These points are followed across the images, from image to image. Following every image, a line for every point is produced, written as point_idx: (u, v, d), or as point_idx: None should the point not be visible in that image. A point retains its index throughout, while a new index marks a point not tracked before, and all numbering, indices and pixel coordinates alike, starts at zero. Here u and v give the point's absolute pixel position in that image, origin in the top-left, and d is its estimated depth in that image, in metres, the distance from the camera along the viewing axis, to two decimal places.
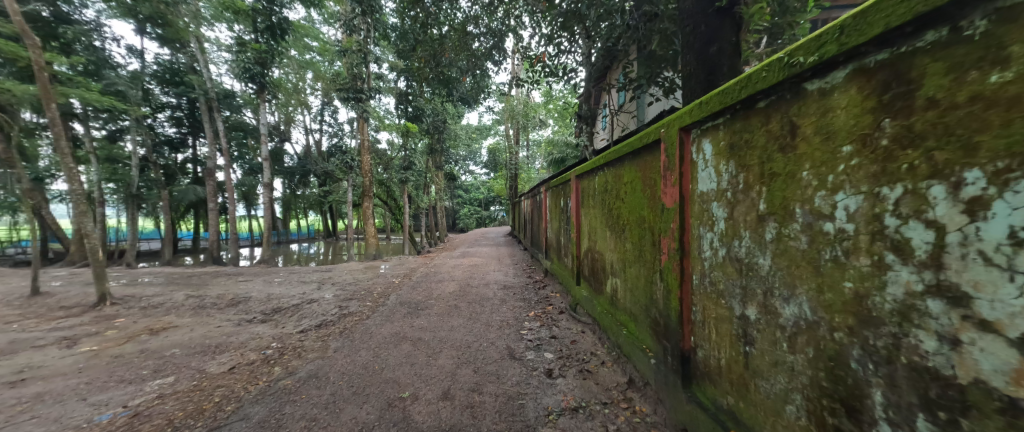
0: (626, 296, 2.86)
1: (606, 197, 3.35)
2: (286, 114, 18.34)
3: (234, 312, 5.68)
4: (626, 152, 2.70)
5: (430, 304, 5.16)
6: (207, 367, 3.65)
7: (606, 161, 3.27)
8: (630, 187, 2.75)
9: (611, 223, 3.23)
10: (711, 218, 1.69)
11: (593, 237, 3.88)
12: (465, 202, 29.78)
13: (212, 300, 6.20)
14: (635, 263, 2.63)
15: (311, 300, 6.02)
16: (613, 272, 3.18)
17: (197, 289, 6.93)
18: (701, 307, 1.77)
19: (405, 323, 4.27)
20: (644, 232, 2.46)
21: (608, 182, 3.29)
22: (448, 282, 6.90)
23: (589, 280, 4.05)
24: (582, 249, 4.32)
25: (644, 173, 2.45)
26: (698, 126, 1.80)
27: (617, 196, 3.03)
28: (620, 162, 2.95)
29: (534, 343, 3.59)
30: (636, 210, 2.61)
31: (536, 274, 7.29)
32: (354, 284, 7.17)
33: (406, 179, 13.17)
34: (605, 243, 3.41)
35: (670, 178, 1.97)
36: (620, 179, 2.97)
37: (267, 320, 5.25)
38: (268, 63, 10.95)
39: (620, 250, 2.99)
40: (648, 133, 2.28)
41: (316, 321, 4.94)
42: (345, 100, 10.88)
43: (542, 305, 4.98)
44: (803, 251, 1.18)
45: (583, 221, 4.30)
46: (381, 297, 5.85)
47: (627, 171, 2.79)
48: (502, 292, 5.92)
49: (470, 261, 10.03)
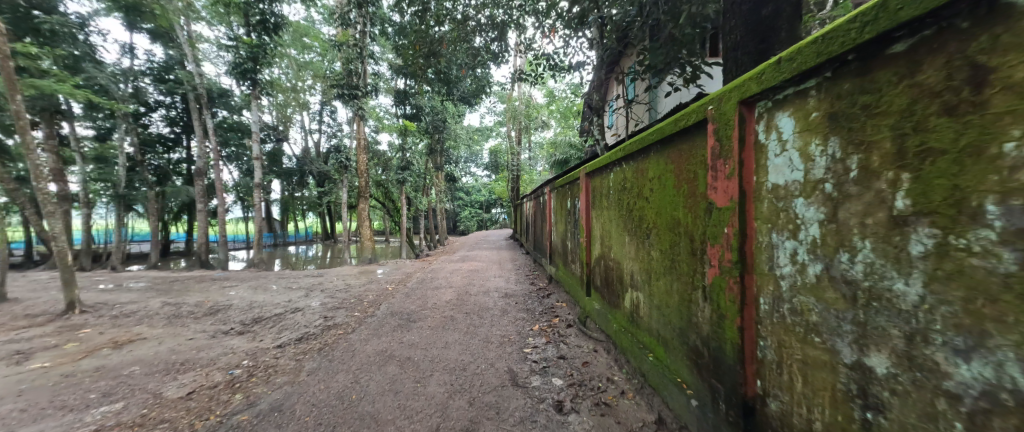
0: (651, 314, 2.39)
1: (625, 196, 2.90)
2: (283, 114, 18.01)
3: (210, 322, 5.21)
4: (654, 141, 2.24)
5: (424, 315, 4.68)
6: (164, 391, 3.18)
7: (624, 155, 2.82)
8: (657, 184, 2.29)
9: (630, 226, 2.79)
10: (793, 222, 1.22)
11: (607, 243, 3.41)
12: (466, 205, 29.34)
13: (189, 309, 5.74)
14: (665, 275, 2.17)
15: (296, 309, 5.55)
16: (633, 284, 2.71)
17: (176, 296, 6.48)
18: (775, 343, 1.30)
19: (393, 338, 3.80)
20: (679, 238, 2.00)
21: (628, 178, 2.83)
22: (446, 289, 6.43)
23: (601, 291, 3.59)
24: (593, 256, 3.87)
25: (680, 166, 1.99)
26: (768, 97, 1.33)
27: (639, 195, 2.58)
28: (643, 154, 2.51)
29: (540, 365, 3.10)
30: (667, 211, 2.14)
31: (540, 281, 6.80)
32: (345, 291, 6.70)
33: (404, 180, 12.73)
34: (622, 250, 2.96)
35: (724, 170, 1.51)
36: (643, 174, 2.52)
37: (245, 332, 4.78)
38: (261, 59, 10.60)
39: (643, 258, 2.53)
40: (689, 114, 1.81)
41: (297, 333, 4.47)
42: (341, 97, 10.44)
43: (547, 317, 4.53)
44: (1007, 279, 0.70)
45: (594, 225, 3.83)
46: (371, 306, 5.37)
47: (653, 165, 2.34)
48: (503, 301, 5.46)
49: (470, 265, 9.57)
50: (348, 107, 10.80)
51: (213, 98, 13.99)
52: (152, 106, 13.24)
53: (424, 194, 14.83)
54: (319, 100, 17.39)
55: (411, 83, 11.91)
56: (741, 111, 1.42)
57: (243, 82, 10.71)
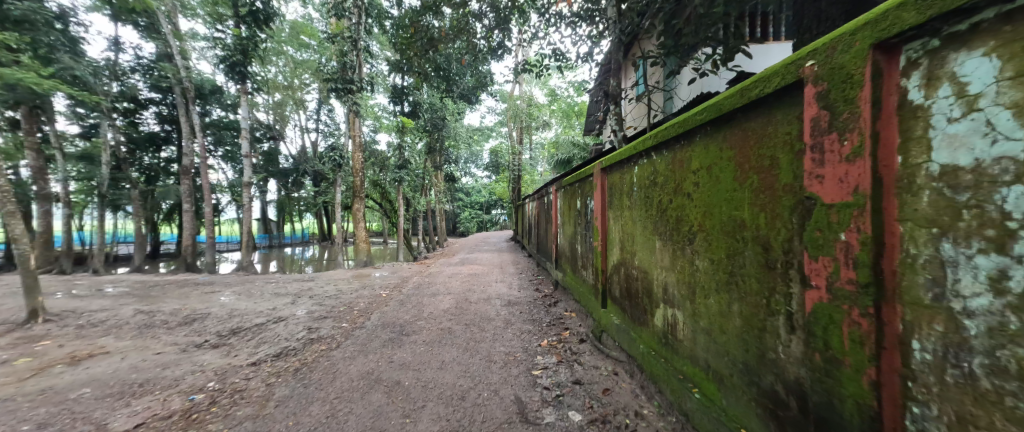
0: (694, 338, 1.94)
1: (654, 193, 2.44)
2: (279, 113, 17.59)
3: (184, 333, 4.73)
4: (703, 122, 1.78)
5: (419, 327, 4.20)
6: (109, 422, 2.70)
7: (655, 144, 2.37)
8: (705, 176, 1.83)
9: (661, 228, 2.34)
10: (998, 224, 0.74)
11: (628, 248, 2.96)
12: (466, 206, 28.84)
13: (163, 318, 5.25)
14: (718, 292, 1.72)
15: (279, 319, 5.05)
16: (667, 299, 2.26)
17: (151, 303, 5.98)
18: (951, 418, 0.83)
19: (382, 357, 3.33)
20: (743, 246, 1.54)
21: (658, 171, 2.39)
22: (444, 296, 5.95)
23: (620, 302, 3.13)
24: (610, 262, 3.40)
25: (745, 152, 1.52)
26: (933, 30, 0.85)
27: (676, 190, 2.13)
28: (682, 140, 2.06)
29: (553, 393, 2.62)
30: (721, 210, 1.69)
31: (545, 288, 6.33)
32: (336, 297, 6.21)
33: (401, 179, 12.22)
34: (651, 256, 2.50)
35: (840, 149, 1.04)
36: (682, 164, 2.06)
37: (219, 345, 4.31)
38: (252, 52, 10.14)
39: (681, 268, 2.08)
40: (766, 79, 1.34)
41: (275, 348, 3.98)
42: (334, 91, 9.91)
43: (556, 330, 4.07)
44: None
45: (611, 227, 3.37)
46: (361, 315, 4.88)
47: (698, 154, 1.89)
48: (506, 310, 5.00)
49: (471, 269, 9.08)
50: (343, 103, 10.32)
51: (205, 94, 13.52)
52: (143, 103, 12.74)
53: (422, 194, 14.31)
54: (316, 99, 16.94)
55: (409, 79, 11.43)
56: (876, 59, 0.95)
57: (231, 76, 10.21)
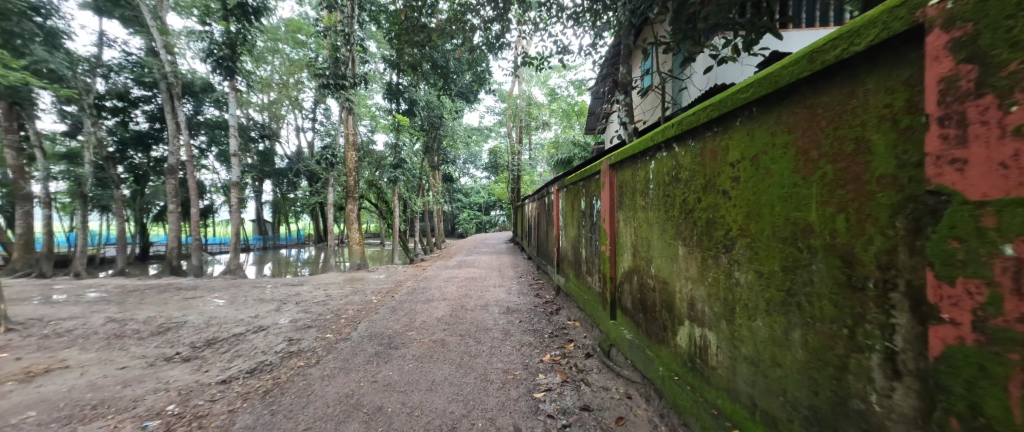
0: (732, 367, 1.59)
1: (676, 191, 2.09)
2: (274, 112, 17.24)
3: (154, 344, 4.36)
4: (748, 101, 1.44)
5: (409, 339, 3.85)
6: None
7: (678, 133, 2.03)
8: (749, 169, 1.49)
9: (686, 232, 1.99)
10: None
11: (643, 254, 2.62)
12: (465, 206, 28.52)
13: (135, 327, 4.88)
14: (767, 314, 1.38)
15: (259, 328, 4.69)
16: (693, 316, 1.91)
17: (126, 310, 5.59)
18: None
19: (364, 376, 2.97)
20: (810, 256, 1.19)
21: (681, 164, 2.05)
22: (438, 302, 5.58)
23: (632, 314, 2.79)
24: (620, 269, 3.05)
25: (812, 134, 1.18)
26: None
27: (707, 186, 1.79)
28: (716, 126, 1.71)
29: (559, 423, 2.27)
30: (774, 210, 1.34)
31: (546, 294, 5.98)
32: (324, 304, 5.85)
33: (396, 179, 11.81)
34: (672, 265, 2.16)
35: (1002, 117, 0.69)
36: (716, 155, 1.71)
37: (190, 359, 3.94)
38: (239, 47, 9.77)
39: (712, 280, 1.74)
40: (853, 34, 1.00)
41: (250, 363, 3.61)
42: (325, 86, 9.52)
43: (560, 342, 3.73)
44: None
45: (622, 230, 3.02)
46: (348, 325, 4.52)
47: (738, 142, 1.55)
48: (504, 318, 4.65)
49: (468, 272, 8.69)
50: (336, 99, 9.93)
51: (194, 91, 13.35)
52: (134, 100, 12.16)
53: (419, 195, 13.94)
54: (312, 99, 16.56)
55: (405, 77, 11.06)
56: None
57: (218, 71, 9.84)
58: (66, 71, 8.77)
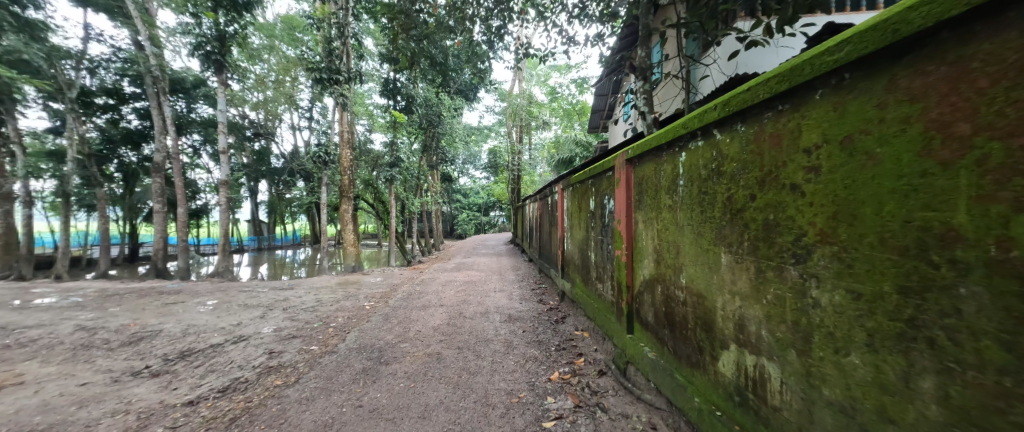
0: (808, 412, 1.24)
1: (719, 186, 1.73)
2: (270, 111, 16.86)
3: (123, 357, 3.99)
4: (839, 64, 1.08)
5: (402, 352, 3.48)
6: None
7: (721, 116, 1.67)
8: (837, 154, 1.13)
9: (732, 236, 1.64)
10: None
11: (668, 261, 2.27)
12: (463, 207, 28.21)
13: (105, 336, 4.50)
14: (871, 350, 1.03)
15: (240, 338, 4.32)
16: (744, 340, 1.56)
17: (98, 317, 5.20)
18: None
19: (349, 398, 2.60)
20: (956, 276, 0.84)
21: (725, 153, 1.69)
22: (435, 309, 5.20)
23: (655, 331, 2.42)
24: (639, 277, 2.69)
25: (953, 102, 0.84)
26: None
27: (766, 180, 1.43)
28: (781, 102, 1.36)
29: None
30: (883, 209, 0.99)
31: (550, 300, 5.62)
32: (312, 310, 5.47)
33: (393, 178, 11.43)
34: (711, 275, 1.80)
35: None
36: (781, 140, 1.36)
37: (160, 374, 3.56)
38: (229, 40, 9.46)
39: (773, 297, 1.39)
40: None
41: (224, 380, 3.24)
42: (318, 81, 9.12)
43: (568, 356, 3.38)
44: None
45: (642, 233, 2.66)
46: (336, 335, 4.14)
47: (818, 122, 1.20)
48: (506, 327, 4.30)
49: (467, 275, 8.33)
50: (328, 94, 9.55)
51: (186, 88, 12.97)
52: (126, 97, 11.78)
53: (417, 195, 13.57)
54: (308, 97, 16.15)
55: (402, 73, 10.69)
56: None
57: (207, 65, 9.51)
58: (41, 62, 8.50)
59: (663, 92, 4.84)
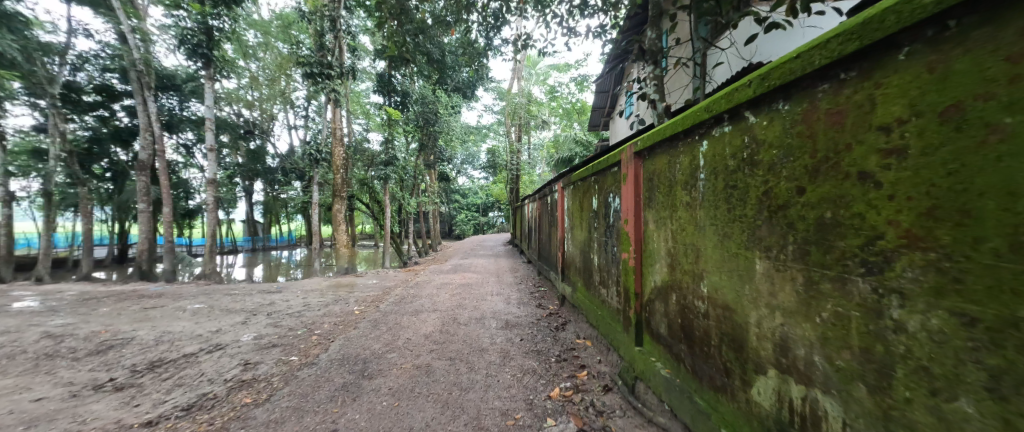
0: None
1: (753, 179, 1.45)
2: (265, 110, 16.57)
3: (88, 367, 3.69)
4: (941, 8, 0.80)
5: (388, 364, 3.18)
6: None
7: (758, 95, 1.39)
8: (935, 130, 0.84)
9: (771, 238, 1.36)
10: None
11: (685, 266, 1.99)
12: (462, 207, 27.89)
13: (72, 345, 4.20)
14: (1003, 401, 0.74)
15: (216, 347, 4.01)
16: (788, 366, 1.27)
17: (68, 323, 4.89)
18: None
19: (323, 421, 2.31)
20: None
21: (761, 139, 1.41)
22: (428, 314, 4.92)
23: (670, 345, 2.13)
24: (650, 284, 2.41)
25: None
26: None
27: (820, 170, 1.15)
28: (844, 70, 1.07)
29: None
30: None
31: (549, 304, 5.32)
32: (298, 315, 5.16)
33: (388, 177, 11.13)
34: (742, 285, 1.52)
35: None
36: (844, 116, 1.07)
37: (124, 388, 3.25)
38: (216, 34, 9.22)
39: (833, 316, 1.10)
40: None
41: (191, 396, 2.93)
42: (309, 75, 8.79)
43: (570, 368, 3.09)
44: None
45: (653, 235, 2.38)
46: (319, 344, 3.85)
47: (902, 89, 0.91)
48: (502, 335, 4.01)
49: (464, 277, 8.04)
50: (319, 90, 9.23)
51: (176, 84, 12.68)
52: (116, 94, 11.49)
53: (414, 195, 13.29)
54: (303, 95, 15.85)
55: (398, 69, 10.39)
56: None
57: (194, 59, 9.24)
58: (16, 54, 8.18)
59: (675, 78, 4.56)
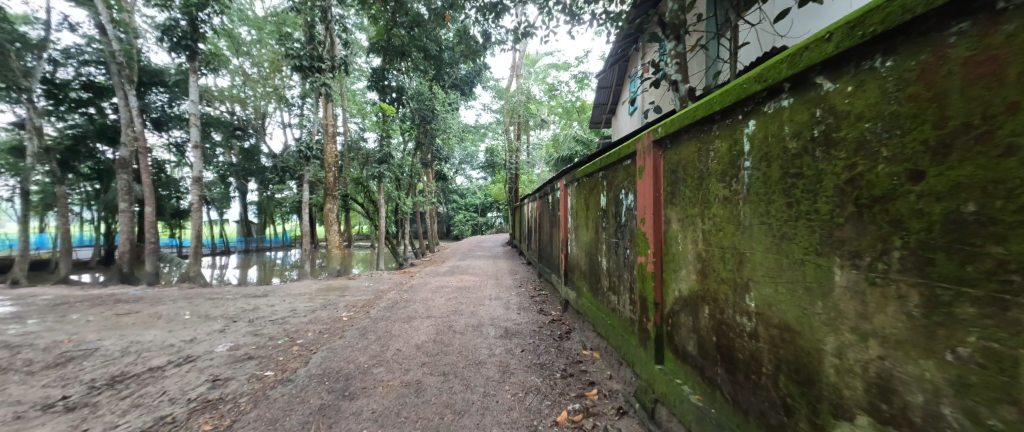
0: None
1: (829, 164, 1.11)
2: (258, 108, 16.18)
3: (42, 383, 3.31)
4: None
5: (374, 381, 2.83)
6: None
7: (839, 51, 1.05)
8: None
9: (860, 240, 1.01)
10: None
11: (721, 273, 1.65)
12: (460, 207, 27.53)
13: (30, 356, 3.83)
14: None
15: (186, 360, 3.64)
16: (895, 414, 0.94)
17: (30, 332, 4.52)
18: None
19: None
20: None
21: (842, 109, 1.07)
22: (421, 321, 4.57)
23: (702, 367, 1.79)
24: (673, 293, 2.07)
25: None
26: None
27: (954, 144, 0.81)
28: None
29: None
30: None
31: (551, 310, 4.98)
32: (281, 323, 4.81)
33: (381, 176, 10.75)
34: (810, 301, 1.18)
35: None
36: (1003, 64, 0.74)
37: (77, 408, 2.87)
38: (202, 26, 8.83)
39: (980, 353, 0.77)
40: None
41: (146, 419, 2.56)
42: (299, 69, 8.43)
43: (578, 387, 2.74)
44: None
45: (677, 236, 2.03)
46: (300, 356, 3.50)
47: None
48: (501, 345, 3.66)
49: (461, 280, 7.71)
50: (308, 83, 8.89)
51: (165, 81, 12.34)
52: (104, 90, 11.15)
53: (409, 194, 12.94)
54: (297, 93, 15.42)
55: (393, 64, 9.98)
56: None
57: (178, 53, 8.85)
58: None
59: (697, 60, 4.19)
